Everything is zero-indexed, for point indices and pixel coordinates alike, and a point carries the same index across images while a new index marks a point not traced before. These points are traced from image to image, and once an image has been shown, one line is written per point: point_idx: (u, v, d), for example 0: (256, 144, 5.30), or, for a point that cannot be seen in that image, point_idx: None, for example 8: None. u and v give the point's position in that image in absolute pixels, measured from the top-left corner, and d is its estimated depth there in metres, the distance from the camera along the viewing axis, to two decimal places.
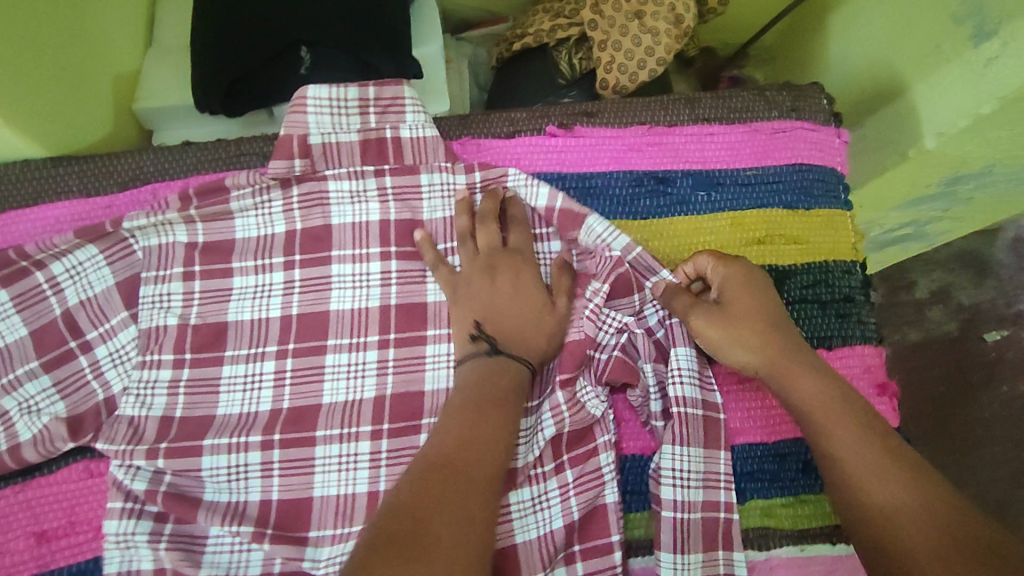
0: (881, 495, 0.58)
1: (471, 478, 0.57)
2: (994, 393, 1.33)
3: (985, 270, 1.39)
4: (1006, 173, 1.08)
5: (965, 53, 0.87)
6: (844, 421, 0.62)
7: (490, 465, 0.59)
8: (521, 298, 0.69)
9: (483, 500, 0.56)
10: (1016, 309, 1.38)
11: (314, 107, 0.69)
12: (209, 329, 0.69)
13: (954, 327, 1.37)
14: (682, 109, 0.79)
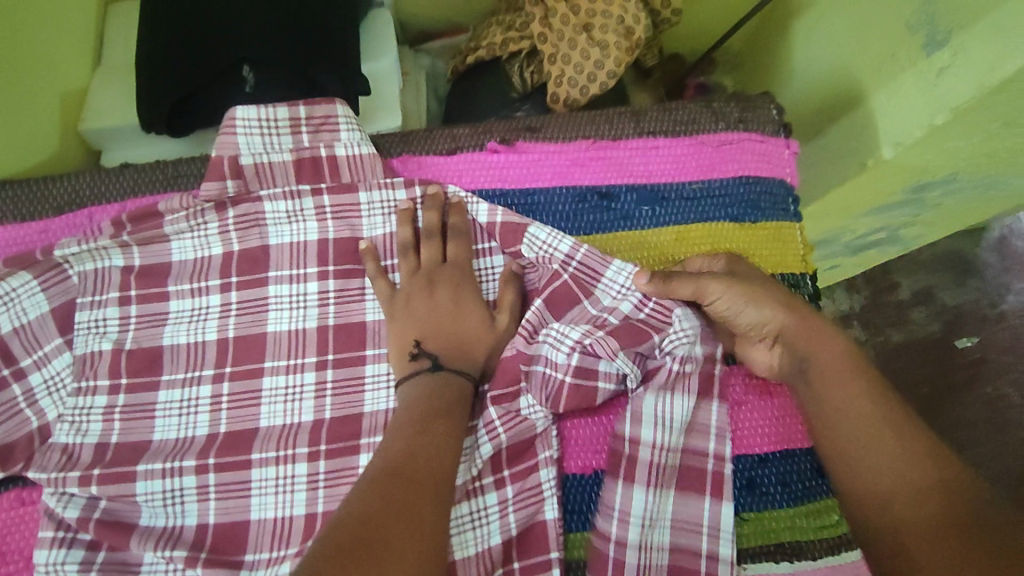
0: (880, 460, 0.63)
1: (428, 486, 0.58)
2: (976, 393, 1.29)
3: (968, 270, 1.38)
4: (973, 176, 1.05)
5: (918, 63, 0.85)
6: (850, 387, 0.66)
7: (439, 478, 0.59)
8: (461, 311, 0.68)
9: (440, 506, 0.58)
10: (1000, 309, 1.35)
11: (243, 128, 0.69)
12: (144, 353, 0.69)
13: (937, 327, 1.36)
14: (626, 122, 0.78)
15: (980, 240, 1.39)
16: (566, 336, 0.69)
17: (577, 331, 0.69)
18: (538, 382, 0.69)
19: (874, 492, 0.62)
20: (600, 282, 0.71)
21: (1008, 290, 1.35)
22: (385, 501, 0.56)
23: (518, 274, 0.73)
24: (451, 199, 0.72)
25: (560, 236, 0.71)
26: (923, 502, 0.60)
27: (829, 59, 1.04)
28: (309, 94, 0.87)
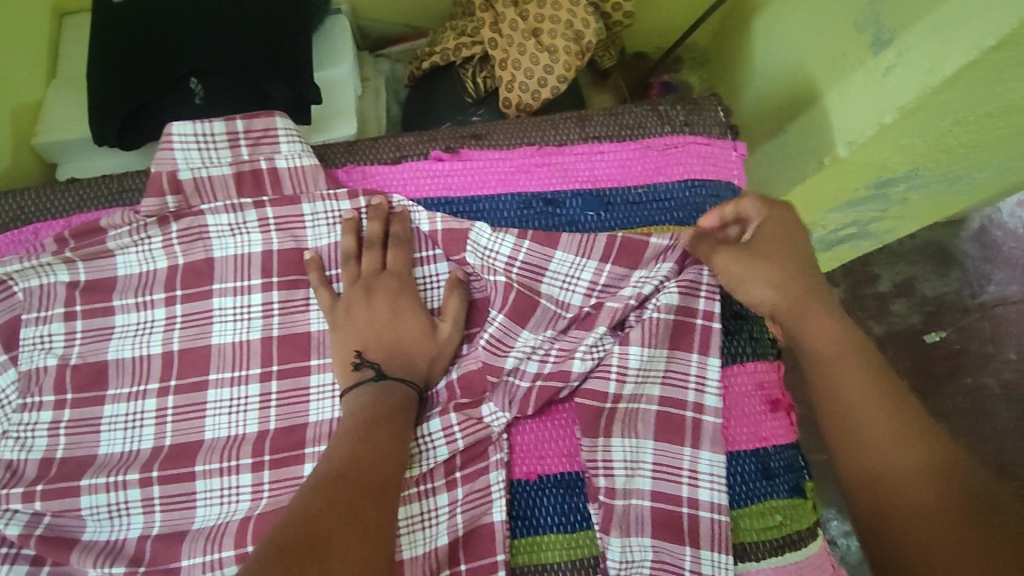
0: (883, 447, 0.59)
1: (370, 488, 0.56)
2: (959, 383, 1.29)
3: (948, 262, 1.35)
4: (942, 174, 1.02)
5: (867, 62, 0.84)
6: (853, 367, 0.63)
7: (382, 482, 0.58)
8: (401, 320, 0.69)
9: (381, 510, 0.56)
10: (981, 300, 1.34)
11: (180, 143, 0.69)
12: (89, 368, 0.70)
13: (918, 320, 1.32)
14: (572, 127, 0.79)
15: (959, 231, 1.38)
16: (533, 351, 0.72)
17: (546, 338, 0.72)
18: (502, 395, 0.71)
19: (875, 482, 0.58)
20: (545, 277, 0.72)
21: (989, 281, 1.35)
22: (330, 505, 0.53)
23: (463, 281, 0.72)
24: (394, 209, 0.73)
25: (501, 239, 0.72)
26: (924, 491, 0.56)
27: (786, 57, 1.03)
28: (259, 105, 0.87)
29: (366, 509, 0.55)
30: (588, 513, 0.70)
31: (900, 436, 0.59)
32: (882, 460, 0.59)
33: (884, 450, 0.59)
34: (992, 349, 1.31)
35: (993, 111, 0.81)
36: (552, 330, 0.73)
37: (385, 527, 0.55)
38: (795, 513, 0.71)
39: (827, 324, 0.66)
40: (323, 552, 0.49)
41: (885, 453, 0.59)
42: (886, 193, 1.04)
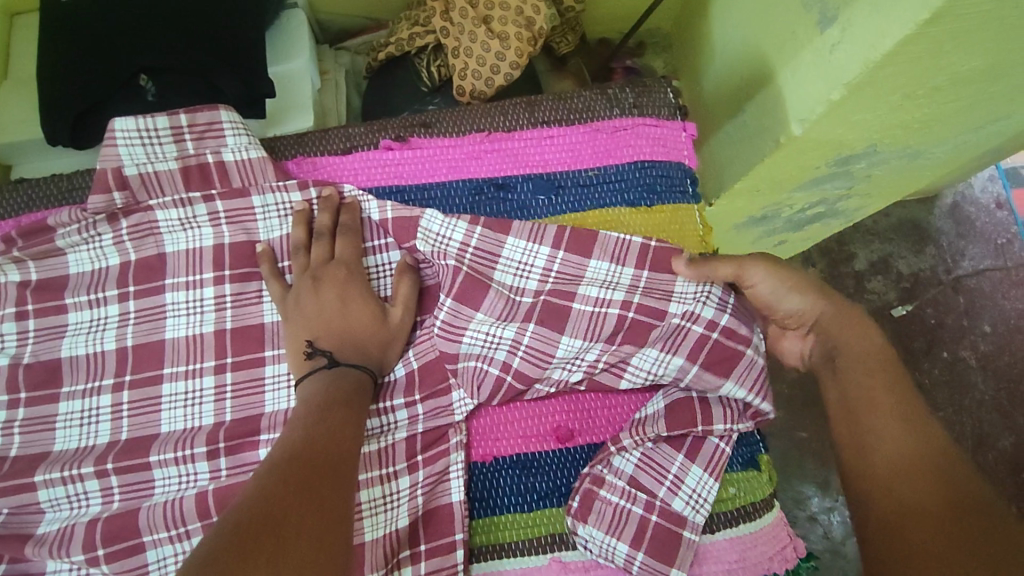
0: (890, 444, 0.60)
1: (324, 466, 0.57)
2: (936, 358, 1.28)
3: (924, 238, 1.35)
4: (907, 150, 0.99)
5: (814, 40, 0.81)
6: (875, 373, 0.65)
7: (338, 460, 0.58)
8: (352, 306, 0.69)
9: (339, 486, 0.56)
10: (957, 275, 1.33)
11: (124, 140, 0.69)
12: (42, 366, 0.71)
13: (894, 297, 1.31)
14: (521, 113, 0.78)
15: (933, 207, 1.37)
16: (497, 341, 0.71)
17: (510, 331, 0.71)
18: (468, 379, 0.71)
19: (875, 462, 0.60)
20: (498, 264, 0.72)
21: (963, 256, 1.34)
22: (283, 483, 0.53)
23: (414, 266, 0.73)
24: (344, 200, 0.73)
25: (453, 225, 0.72)
26: (926, 491, 0.56)
27: (742, 37, 1.02)
28: (211, 100, 0.87)
29: (324, 495, 0.54)
30: (544, 492, 0.70)
31: (909, 429, 0.60)
32: (889, 455, 0.59)
33: (886, 432, 0.61)
34: (967, 322, 1.30)
35: (939, 86, 0.78)
36: (514, 324, 0.71)
37: (341, 510, 0.54)
38: (750, 485, 0.71)
39: (866, 345, 0.67)
40: (278, 538, 0.48)
41: (886, 435, 0.61)
42: (848, 169, 1.02)
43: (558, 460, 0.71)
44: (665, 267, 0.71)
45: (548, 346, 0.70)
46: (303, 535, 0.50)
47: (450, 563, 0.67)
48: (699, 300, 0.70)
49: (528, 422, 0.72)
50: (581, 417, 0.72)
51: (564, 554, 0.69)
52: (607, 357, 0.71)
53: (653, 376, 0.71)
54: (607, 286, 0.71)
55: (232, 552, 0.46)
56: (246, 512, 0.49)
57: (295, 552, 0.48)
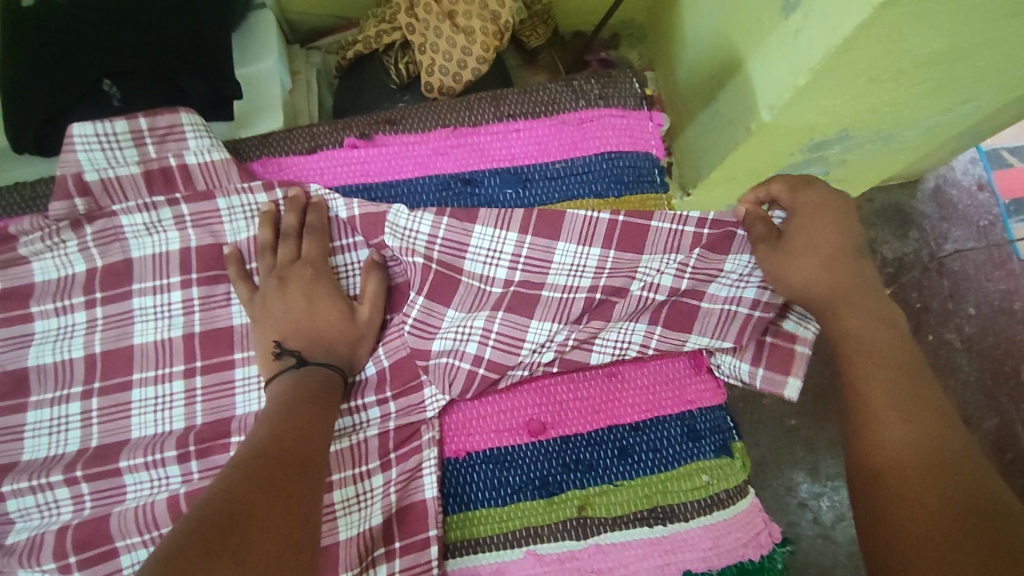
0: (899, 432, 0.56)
1: (291, 465, 0.56)
2: (922, 342, 1.29)
3: (906, 222, 1.34)
4: (882, 133, 0.99)
5: (780, 26, 0.81)
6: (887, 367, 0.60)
7: (307, 458, 0.58)
8: (318, 305, 0.69)
9: (307, 484, 0.56)
10: (940, 258, 1.33)
11: (82, 144, 0.68)
12: (9, 375, 0.71)
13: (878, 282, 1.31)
14: (486, 108, 0.78)
15: (915, 191, 1.37)
16: (469, 331, 0.71)
17: (480, 321, 0.71)
18: (440, 376, 0.71)
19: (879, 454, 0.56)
20: (467, 254, 0.72)
21: (946, 239, 1.34)
22: (250, 483, 0.53)
23: (381, 263, 0.73)
24: (311, 200, 0.73)
25: (419, 217, 0.71)
26: (925, 488, 0.52)
27: (712, 25, 1.01)
28: (176, 104, 0.86)
29: (291, 491, 0.54)
30: (518, 485, 0.70)
31: (915, 419, 0.57)
32: (898, 441, 0.56)
33: (891, 423, 0.57)
34: (951, 305, 1.31)
35: (905, 68, 0.77)
36: (484, 312, 0.72)
37: (307, 508, 0.55)
38: (722, 473, 0.71)
39: (877, 324, 0.63)
40: (246, 533, 0.48)
41: (890, 425, 0.57)
42: (823, 155, 1.02)
43: (530, 453, 0.71)
44: (629, 244, 0.72)
45: (518, 331, 0.71)
46: (271, 536, 0.50)
47: (423, 560, 0.67)
48: (661, 270, 0.71)
49: (500, 417, 0.71)
50: (551, 409, 0.72)
51: (539, 547, 0.68)
52: (576, 334, 0.71)
53: (620, 348, 0.72)
54: (574, 272, 0.72)
55: (199, 544, 0.45)
56: (214, 508, 0.49)
57: (262, 547, 0.48)
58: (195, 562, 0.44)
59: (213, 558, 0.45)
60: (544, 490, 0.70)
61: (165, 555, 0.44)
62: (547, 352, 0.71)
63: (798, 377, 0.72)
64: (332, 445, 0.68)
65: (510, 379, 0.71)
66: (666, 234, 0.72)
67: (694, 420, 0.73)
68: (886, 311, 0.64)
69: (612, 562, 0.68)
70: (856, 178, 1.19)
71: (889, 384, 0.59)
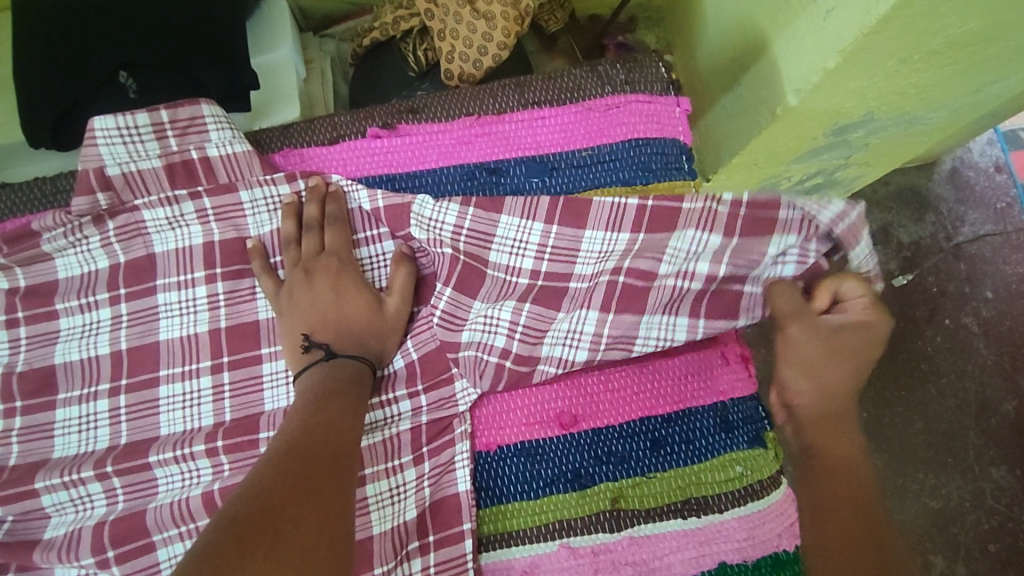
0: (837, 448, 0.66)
1: (317, 457, 0.55)
2: (939, 326, 1.27)
3: (924, 205, 1.32)
4: (905, 116, 0.97)
5: (809, 7, 0.78)
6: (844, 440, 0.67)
7: (336, 451, 0.56)
8: (344, 298, 0.68)
9: (339, 477, 0.55)
10: (958, 242, 1.31)
11: (104, 138, 0.67)
12: (36, 373, 0.70)
13: (895, 266, 1.30)
14: (510, 95, 0.76)
15: (932, 173, 1.34)
16: (497, 323, 0.70)
17: (508, 310, 0.70)
18: (469, 368, 0.70)
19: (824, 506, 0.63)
20: (493, 244, 0.70)
21: (963, 222, 1.31)
22: (278, 476, 0.52)
23: (410, 255, 0.71)
24: (330, 188, 0.72)
25: (444, 208, 0.69)
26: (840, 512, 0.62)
27: (736, 7, 0.99)
28: (194, 95, 0.85)
29: (323, 485, 0.53)
30: (549, 478, 0.69)
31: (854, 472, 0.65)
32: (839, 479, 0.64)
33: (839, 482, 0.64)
34: (969, 289, 1.29)
35: (936, 49, 0.75)
36: (512, 302, 0.71)
37: (338, 498, 0.53)
38: (756, 464, 0.70)
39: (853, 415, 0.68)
40: (282, 530, 0.47)
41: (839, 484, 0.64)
42: (846, 139, 0.99)
43: (561, 446, 0.70)
44: (658, 228, 0.69)
45: (544, 325, 0.71)
46: (304, 531, 0.48)
47: (457, 555, 0.66)
48: (692, 258, 0.70)
49: (532, 413, 0.70)
50: (583, 402, 0.71)
51: (572, 540, 0.68)
52: (608, 329, 0.70)
53: (663, 339, 0.71)
54: (601, 257, 0.70)
55: (230, 540, 0.44)
56: (246, 506, 0.48)
57: (297, 540, 0.47)
58: (225, 561, 0.42)
59: (245, 549, 0.44)
60: (576, 482, 0.69)
61: (197, 556, 0.43)
62: (582, 347, 0.70)
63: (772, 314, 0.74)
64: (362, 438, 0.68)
65: (543, 373, 0.70)
66: (698, 215, 0.69)
67: (727, 409, 0.72)
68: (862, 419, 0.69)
69: (647, 553, 0.68)
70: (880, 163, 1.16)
71: (829, 437, 0.67)
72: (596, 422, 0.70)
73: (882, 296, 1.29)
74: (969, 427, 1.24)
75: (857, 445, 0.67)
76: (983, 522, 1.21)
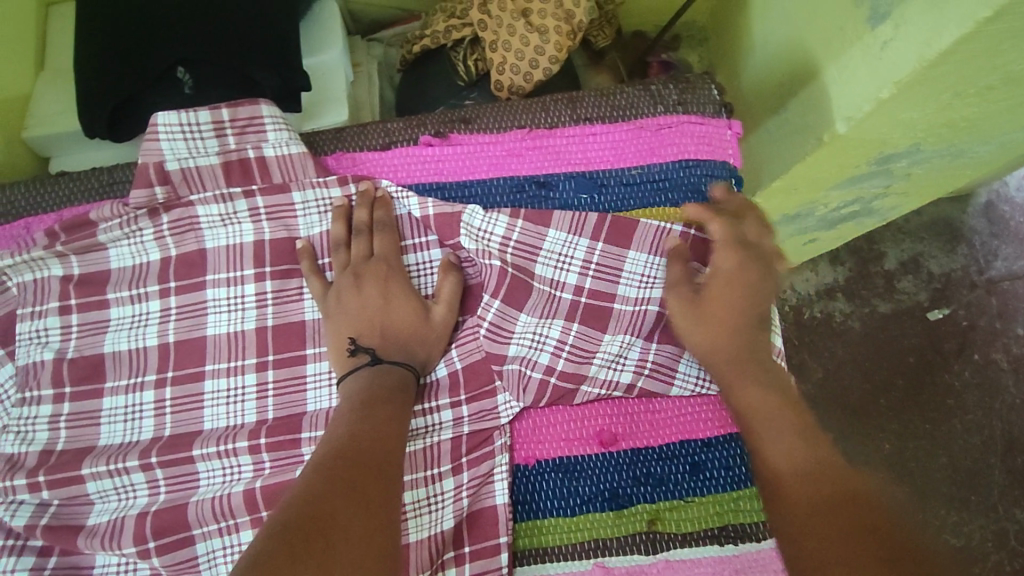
0: (791, 455, 0.57)
1: (365, 465, 0.55)
2: (967, 361, 1.25)
3: (956, 237, 1.30)
4: (949, 148, 0.95)
5: (864, 37, 0.78)
6: (789, 428, 0.60)
7: (383, 461, 0.57)
8: (392, 303, 0.69)
9: (385, 486, 0.55)
10: (991, 276, 1.29)
11: (166, 134, 0.69)
12: (85, 361, 0.71)
13: (925, 298, 1.28)
14: (562, 110, 0.77)
15: (967, 205, 1.32)
16: (544, 341, 0.71)
17: (557, 329, 0.71)
18: (513, 381, 0.70)
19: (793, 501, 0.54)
20: (539, 256, 0.71)
21: (996, 257, 1.29)
22: (331, 483, 0.52)
23: (457, 265, 0.72)
24: (379, 195, 0.72)
25: (494, 219, 0.70)
26: (823, 515, 0.51)
27: (786, 32, 0.98)
28: (250, 93, 0.85)
29: (372, 495, 0.53)
30: (587, 496, 0.69)
31: (817, 462, 0.56)
32: (801, 474, 0.56)
33: (796, 472, 0.56)
34: (1000, 325, 1.26)
35: (992, 84, 0.75)
36: (559, 322, 0.71)
37: (386, 509, 0.53)
38: None
39: (770, 392, 0.62)
40: (332, 537, 0.48)
41: (797, 474, 0.56)
42: (889, 169, 0.98)
43: (600, 464, 0.69)
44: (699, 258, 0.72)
45: (592, 345, 0.71)
46: (350, 543, 0.48)
47: (493, 567, 0.66)
48: None
49: (571, 429, 0.70)
50: (622, 420, 0.71)
51: (607, 560, 0.67)
52: (652, 356, 0.71)
53: (701, 384, 0.71)
54: (645, 285, 0.71)
55: (281, 550, 0.45)
56: (298, 513, 0.49)
57: (347, 552, 0.47)
58: (277, 566, 0.43)
59: (298, 561, 0.44)
60: (613, 502, 0.69)
61: (250, 560, 0.44)
62: (627, 371, 0.71)
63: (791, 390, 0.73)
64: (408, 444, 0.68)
65: (585, 395, 0.70)
66: None
67: None
68: (777, 378, 0.65)
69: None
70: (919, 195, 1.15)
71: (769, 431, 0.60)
72: (636, 442, 0.70)
73: (911, 327, 1.27)
74: (994, 466, 1.21)
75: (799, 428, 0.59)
76: (1006, 564, 1.18)
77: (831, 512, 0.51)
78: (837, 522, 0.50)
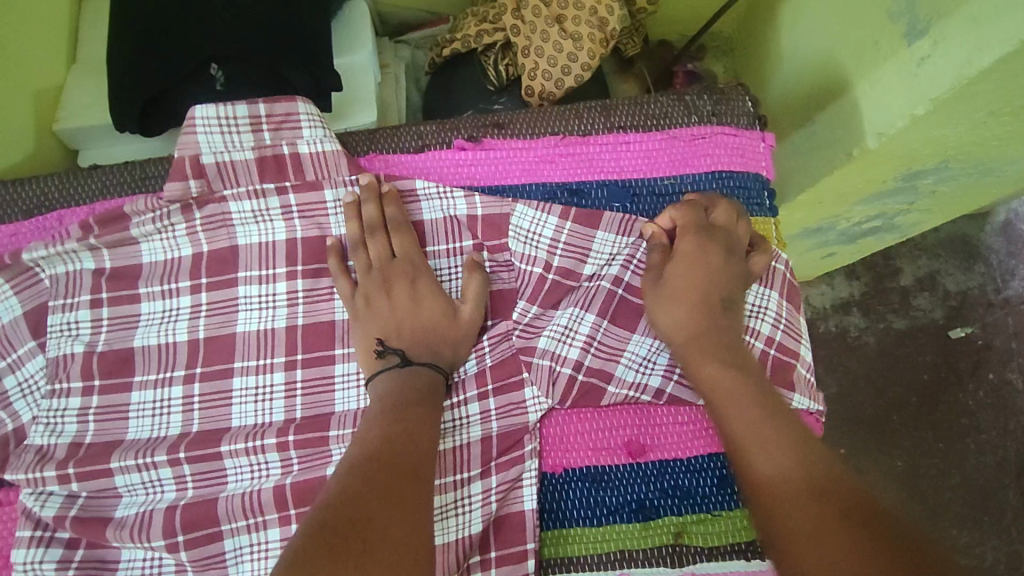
0: (764, 442, 0.58)
1: (399, 467, 0.56)
2: (982, 380, 1.24)
3: (973, 255, 1.29)
4: (974, 166, 0.94)
5: (900, 53, 0.77)
6: (753, 409, 0.61)
7: (416, 461, 0.57)
8: (420, 304, 0.69)
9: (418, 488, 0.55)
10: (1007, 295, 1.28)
11: (203, 126, 0.70)
12: (115, 354, 0.71)
13: (940, 314, 1.27)
14: (596, 117, 0.76)
15: (983, 224, 1.31)
16: (574, 336, 0.71)
17: (587, 325, 0.71)
18: (542, 376, 0.70)
19: (765, 481, 0.56)
20: (589, 258, 0.72)
21: (1013, 276, 1.28)
22: (367, 486, 0.53)
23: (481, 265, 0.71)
24: (401, 192, 0.72)
25: (543, 221, 0.71)
26: (812, 505, 0.52)
27: (816, 46, 0.98)
28: (282, 91, 0.86)
29: (406, 496, 0.54)
30: (613, 507, 0.68)
31: (780, 438, 0.58)
32: (769, 454, 0.57)
33: (758, 451, 0.58)
34: (1015, 344, 1.25)
35: None
36: (591, 318, 0.71)
37: (422, 511, 0.53)
38: None
39: (728, 367, 0.64)
40: (365, 539, 0.49)
41: (758, 453, 0.58)
42: (914, 185, 0.97)
43: (628, 475, 0.69)
44: None
45: (621, 343, 0.71)
46: (386, 547, 0.49)
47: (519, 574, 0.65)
48: (758, 315, 0.73)
49: (601, 439, 0.70)
50: (650, 431, 0.70)
51: (632, 571, 0.67)
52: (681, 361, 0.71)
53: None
54: None
55: (323, 551, 0.47)
56: (329, 515, 0.50)
57: (384, 554, 0.48)
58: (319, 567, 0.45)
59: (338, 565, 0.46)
60: (640, 513, 0.68)
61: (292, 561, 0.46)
62: (657, 376, 0.71)
63: (823, 406, 0.72)
64: (442, 440, 0.68)
65: (612, 397, 0.70)
66: (761, 268, 0.73)
67: None
68: (745, 358, 0.65)
69: None
70: (940, 212, 1.14)
71: (733, 412, 0.61)
72: (665, 452, 0.69)
73: (926, 344, 1.26)
74: (1008, 486, 1.20)
75: (762, 404, 0.61)
76: None
77: (805, 497, 0.53)
78: (830, 516, 0.51)
